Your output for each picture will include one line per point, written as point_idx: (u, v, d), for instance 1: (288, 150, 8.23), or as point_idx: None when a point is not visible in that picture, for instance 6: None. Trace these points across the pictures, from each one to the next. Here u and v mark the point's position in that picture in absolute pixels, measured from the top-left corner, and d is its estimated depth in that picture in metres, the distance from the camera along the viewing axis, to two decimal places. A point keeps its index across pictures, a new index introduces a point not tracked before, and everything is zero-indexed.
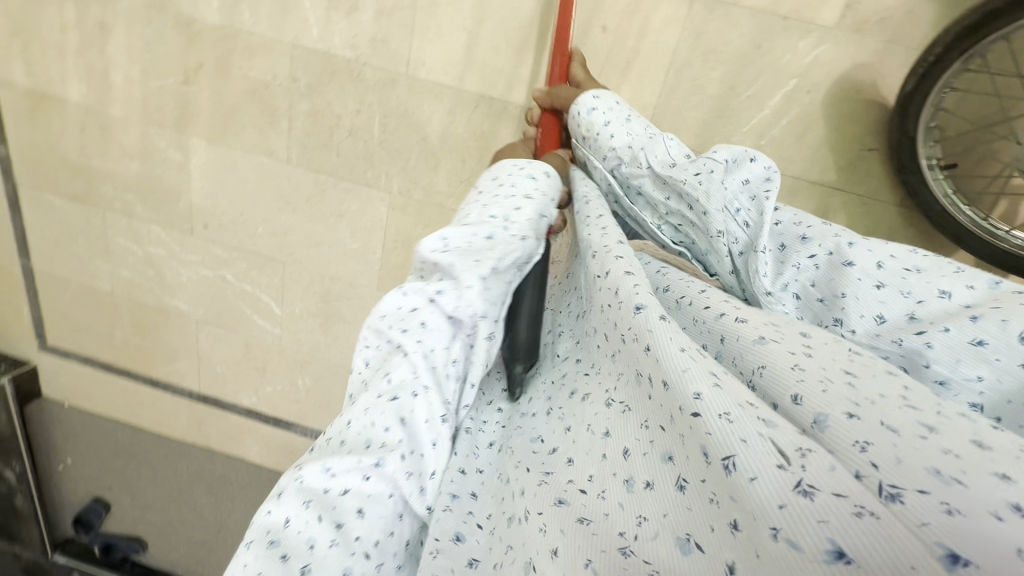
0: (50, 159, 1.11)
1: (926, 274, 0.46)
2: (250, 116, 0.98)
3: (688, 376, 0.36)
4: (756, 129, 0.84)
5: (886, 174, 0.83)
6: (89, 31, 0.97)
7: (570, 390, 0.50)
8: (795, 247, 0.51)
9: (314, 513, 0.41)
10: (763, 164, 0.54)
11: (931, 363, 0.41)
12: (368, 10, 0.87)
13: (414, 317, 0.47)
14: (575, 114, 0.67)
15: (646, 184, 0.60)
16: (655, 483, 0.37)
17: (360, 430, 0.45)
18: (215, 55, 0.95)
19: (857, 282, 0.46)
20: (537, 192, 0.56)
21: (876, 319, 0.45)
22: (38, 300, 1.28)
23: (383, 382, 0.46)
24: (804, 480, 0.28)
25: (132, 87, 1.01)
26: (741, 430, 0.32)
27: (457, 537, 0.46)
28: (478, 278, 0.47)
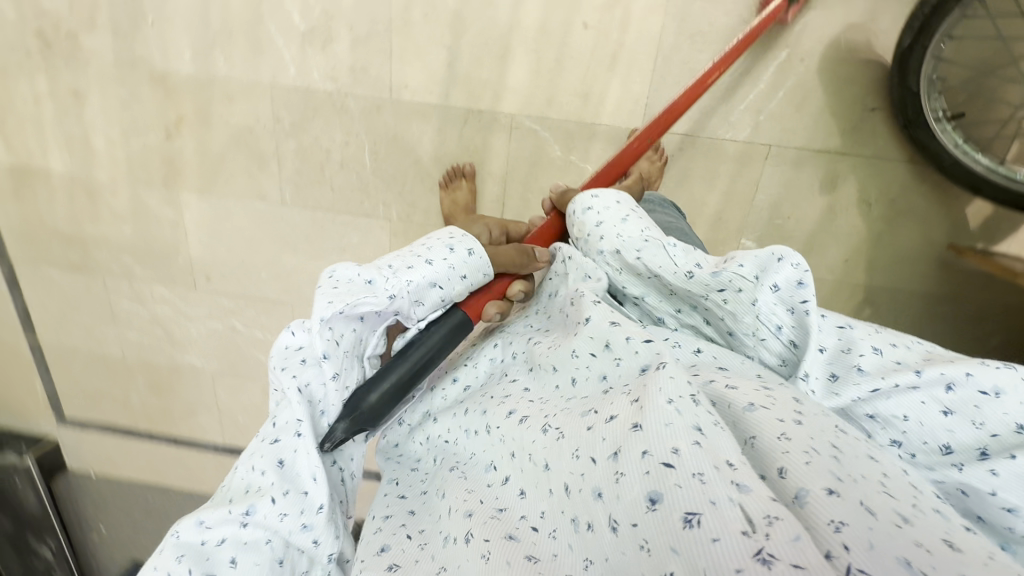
0: (41, 232, 1.09)
1: (1006, 399, 0.40)
2: (238, 163, 0.97)
3: (667, 431, 0.38)
4: (753, 105, 0.82)
5: (893, 132, 0.81)
6: (64, 99, 0.96)
7: (510, 409, 0.53)
8: (850, 377, 0.45)
9: (188, 565, 0.46)
10: (797, 264, 0.46)
11: (997, 490, 0.39)
12: (343, 40, 0.85)
13: (296, 355, 0.52)
14: (571, 211, 0.68)
15: (650, 296, 0.59)
16: (594, 525, 0.40)
17: (244, 476, 0.50)
18: (194, 106, 0.93)
19: (922, 406, 0.42)
20: (437, 256, 0.59)
21: (941, 450, 0.42)
22: (50, 374, 1.27)
23: (269, 427, 0.51)
24: (766, 550, 0.30)
25: (114, 148, 0.99)
26: (712, 491, 0.33)
27: (382, 549, 0.50)
28: (320, 319, 0.50)
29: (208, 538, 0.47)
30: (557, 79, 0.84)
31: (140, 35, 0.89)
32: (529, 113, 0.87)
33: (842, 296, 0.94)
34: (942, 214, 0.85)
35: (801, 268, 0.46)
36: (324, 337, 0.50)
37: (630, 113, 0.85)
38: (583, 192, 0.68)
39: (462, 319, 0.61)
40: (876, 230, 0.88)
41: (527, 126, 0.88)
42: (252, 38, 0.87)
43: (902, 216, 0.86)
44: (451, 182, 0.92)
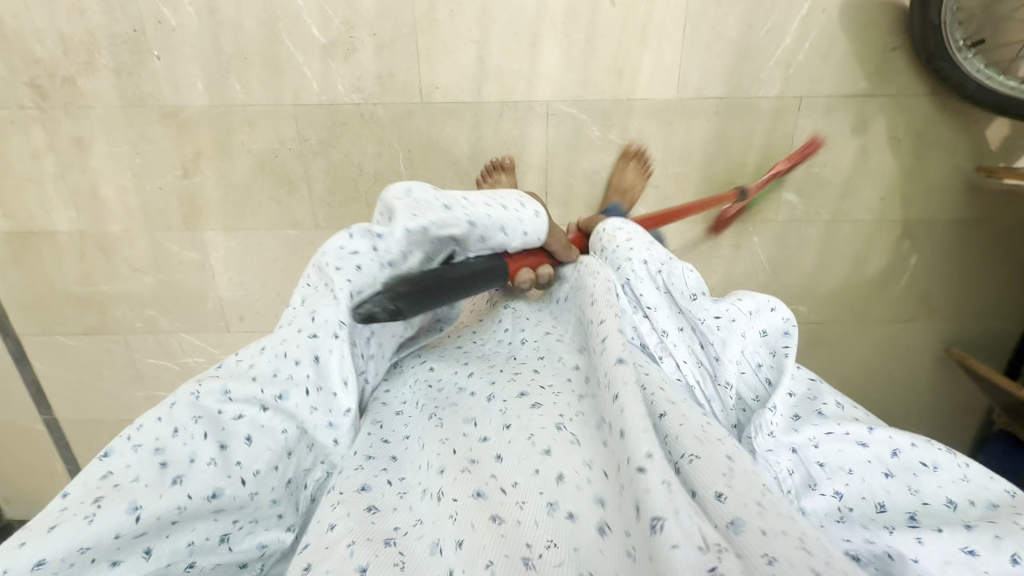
0: (50, 299, 1.02)
1: (941, 475, 0.45)
2: (266, 192, 0.93)
3: (644, 436, 0.37)
4: (782, 59, 0.84)
5: (912, 69, 0.85)
6: (66, 150, 0.90)
7: (522, 390, 0.49)
8: (810, 418, 0.50)
9: (202, 430, 0.43)
10: (785, 319, 0.53)
11: (919, 557, 0.37)
12: (367, 48, 0.83)
13: (352, 258, 0.47)
14: (599, 229, 0.63)
15: (657, 310, 0.54)
16: (577, 516, 0.38)
17: (269, 360, 0.46)
18: (213, 138, 0.89)
19: (867, 464, 0.46)
20: (509, 203, 0.55)
21: (876, 506, 0.44)
22: (73, 452, 1.17)
23: (306, 318, 0.46)
24: (718, 570, 0.30)
25: (127, 195, 0.93)
26: (677, 501, 0.33)
27: (362, 487, 0.43)
28: (403, 229, 0.48)
29: (225, 410, 0.44)
30: (590, 59, 0.84)
31: (146, 70, 0.84)
32: (565, 98, 0.86)
33: (881, 234, 0.97)
34: (966, 140, 0.89)
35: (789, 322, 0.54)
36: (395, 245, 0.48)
37: (665, 84, 0.86)
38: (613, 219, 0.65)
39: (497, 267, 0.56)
40: (907, 164, 0.91)
41: (563, 111, 0.87)
42: (270, 58, 0.84)
43: (930, 146, 0.90)
44: (491, 173, 0.89)
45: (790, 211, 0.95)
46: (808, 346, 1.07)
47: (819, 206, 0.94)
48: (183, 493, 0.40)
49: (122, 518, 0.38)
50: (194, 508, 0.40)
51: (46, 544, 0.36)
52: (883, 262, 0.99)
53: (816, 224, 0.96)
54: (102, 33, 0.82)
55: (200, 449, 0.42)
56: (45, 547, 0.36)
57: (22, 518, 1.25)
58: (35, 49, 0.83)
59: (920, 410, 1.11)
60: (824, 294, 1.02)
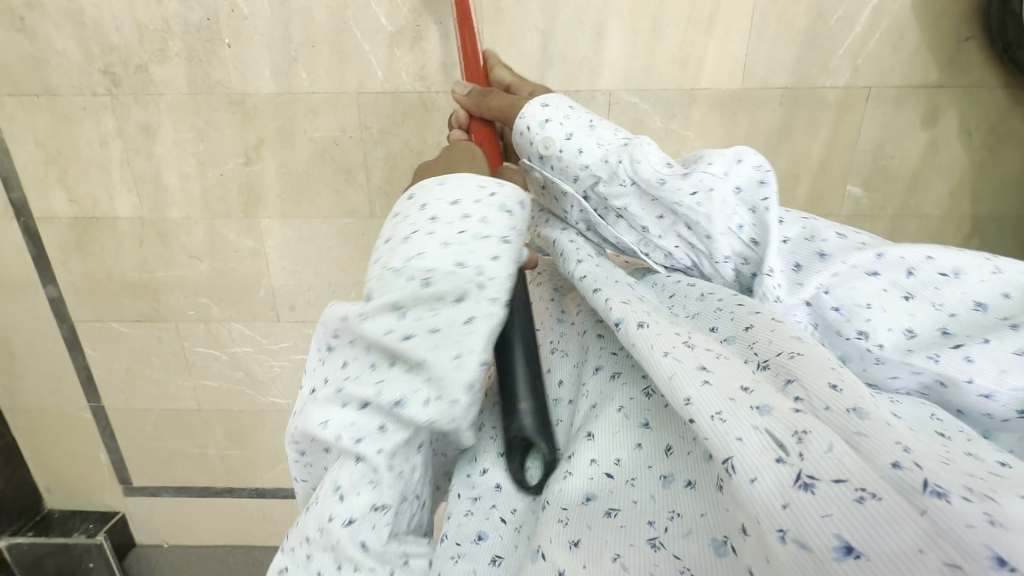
0: (107, 285, 1.03)
1: (965, 280, 0.44)
2: (325, 180, 0.94)
3: (676, 381, 0.35)
4: (851, 49, 0.83)
5: (987, 60, 0.83)
6: (133, 137, 0.92)
7: (596, 364, 0.48)
8: (812, 266, 0.46)
9: None
10: (757, 166, 0.48)
11: (973, 377, 0.40)
12: (433, 37, 0.84)
13: (368, 419, 0.38)
14: (519, 131, 0.56)
15: (632, 203, 0.52)
16: (696, 482, 0.37)
17: (322, 553, 0.38)
18: (276, 125, 0.90)
19: (885, 295, 0.44)
20: (515, 230, 0.43)
21: (905, 334, 0.43)
22: (116, 441, 1.18)
23: (334, 501, 0.38)
24: (804, 472, 0.27)
25: (189, 183, 0.95)
26: (736, 428, 0.30)
27: (478, 536, 0.41)
28: (463, 388, 0.38)
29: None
30: (655, 48, 0.84)
31: (217, 58, 0.86)
32: (627, 87, 0.86)
33: (949, 232, 0.94)
34: None
35: (761, 168, 0.48)
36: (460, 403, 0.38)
37: (730, 74, 0.85)
38: (533, 98, 0.57)
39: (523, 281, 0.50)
40: (980, 158, 0.89)
41: (626, 101, 0.87)
42: (337, 46, 0.85)
43: (1004, 141, 0.88)
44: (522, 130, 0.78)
45: (854, 206, 0.93)
46: None
47: (885, 200, 0.92)
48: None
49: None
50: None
51: None
52: None
53: (881, 220, 0.94)
54: (177, 21, 0.84)
55: None
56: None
57: (63, 508, 1.26)
58: (112, 37, 0.86)
59: None
60: None
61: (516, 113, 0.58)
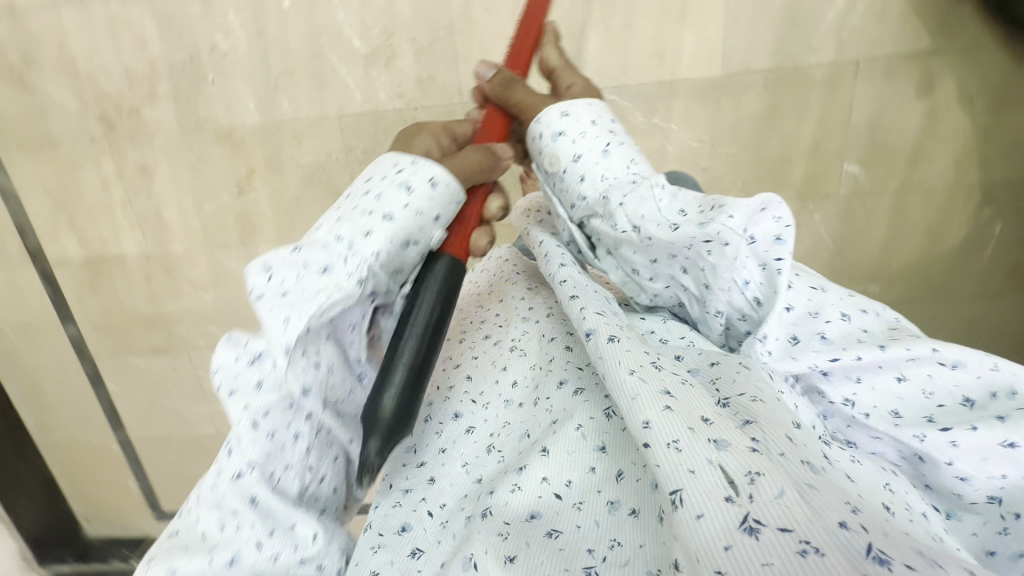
0: (121, 320, 1.07)
1: (960, 373, 0.43)
2: (315, 203, 0.95)
3: (637, 404, 0.37)
4: (834, 24, 0.80)
5: (982, 21, 0.79)
6: (132, 177, 0.95)
7: (561, 379, 0.49)
8: (811, 343, 0.44)
9: None
10: (779, 218, 0.42)
11: (953, 461, 0.40)
12: (407, 54, 0.85)
13: (247, 373, 0.42)
14: (533, 133, 0.56)
15: (624, 245, 0.51)
16: (639, 511, 0.38)
17: (208, 512, 0.40)
18: (264, 155, 0.92)
19: (879, 370, 0.43)
20: (404, 208, 0.46)
21: (891, 414, 0.43)
22: (144, 469, 1.22)
23: (224, 455, 0.42)
24: (750, 514, 0.30)
25: (188, 217, 0.98)
26: (690, 460, 0.32)
27: (402, 528, 0.42)
28: (288, 344, 0.41)
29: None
30: (629, 42, 0.82)
31: (203, 95, 0.89)
32: (604, 85, 0.85)
33: (958, 203, 0.90)
34: None
35: (784, 224, 0.43)
36: (291, 366, 0.42)
37: (709, 61, 0.83)
38: (557, 103, 0.55)
39: (453, 265, 0.49)
40: (984, 124, 0.85)
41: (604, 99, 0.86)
42: (316, 73, 0.87)
43: (1008, 103, 0.84)
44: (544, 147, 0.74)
45: (853, 184, 0.89)
46: None
47: (886, 176, 0.89)
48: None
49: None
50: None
51: None
52: (962, 233, 0.91)
53: (883, 197, 0.90)
54: (162, 63, 0.87)
55: None
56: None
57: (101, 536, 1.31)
58: (104, 84, 0.89)
59: None
60: (898, 271, 0.95)
61: (536, 110, 0.57)
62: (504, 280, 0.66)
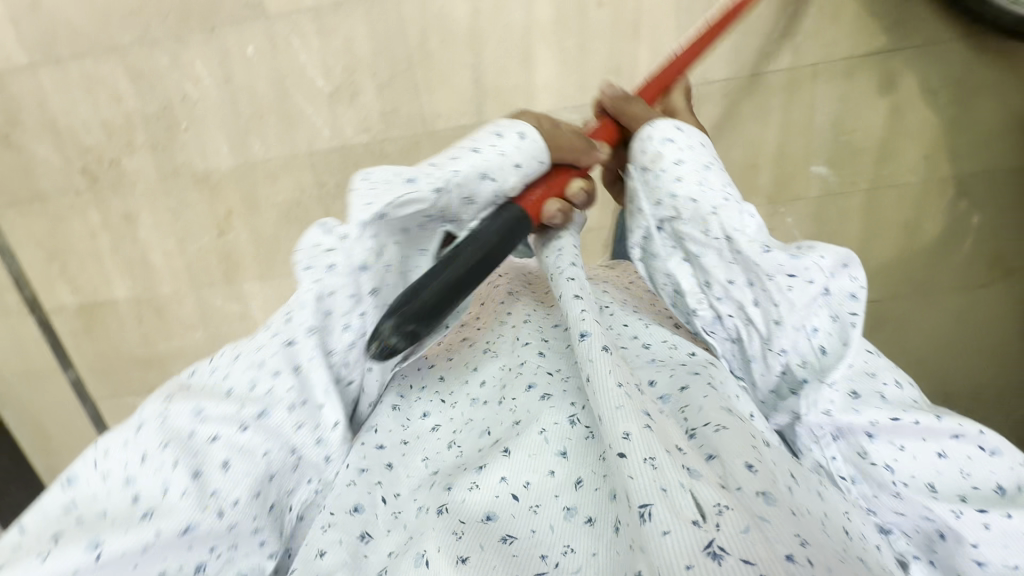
0: (118, 362, 1.10)
1: (997, 460, 0.47)
2: (294, 239, 0.97)
3: (619, 415, 0.40)
4: (787, 29, 0.80)
5: (938, 15, 0.79)
6: (117, 225, 0.99)
7: (529, 381, 0.51)
8: (868, 402, 0.48)
9: (170, 458, 0.41)
10: (852, 279, 0.50)
11: (978, 543, 0.44)
12: (369, 89, 0.87)
13: (323, 257, 0.47)
14: (642, 136, 0.59)
15: (706, 254, 0.55)
16: (595, 519, 0.40)
17: (248, 372, 0.46)
18: (241, 195, 0.95)
19: (924, 447, 0.47)
20: (493, 150, 0.53)
21: (927, 487, 0.47)
22: None
23: (283, 323, 0.47)
24: (715, 540, 0.32)
25: (173, 259, 1.01)
26: (663, 478, 0.36)
27: (354, 508, 0.44)
28: (359, 227, 0.46)
29: (198, 431, 0.43)
30: (584, 62, 0.83)
31: (178, 142, 0.92)
32: (565, 105, 0.86)
33: (932, 196, 0.88)
34: (1016, 79, 0.81)
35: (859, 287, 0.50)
36: (362, 243, 0.47)
37: None
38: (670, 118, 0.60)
39: (522, 216, 0.54)
40: (950, 115, 0.84)
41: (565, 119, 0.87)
42: (283, 113, 0.89)
43: (974, 94, 0.82)
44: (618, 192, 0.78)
45: (823, 185, 0.89)
46: (872, 325, 0.98)
47: (855, 176, 0.88)
48: (152, 530, 0.38)
49: (83, 557, 0.37)
50: (177, 542, 0.39)
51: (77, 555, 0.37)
52: (940, 226, 0.90)
53: (855, 196, 0.89)
54: (137, 115, 0.91)
55: (170, 480, 0.40)
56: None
57: None
58: (84, 139, 0.93)
59: (1008, 384, 1.00)
60: (878, 268, 0.94)
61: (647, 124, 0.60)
62: (486, 284, 0.68)
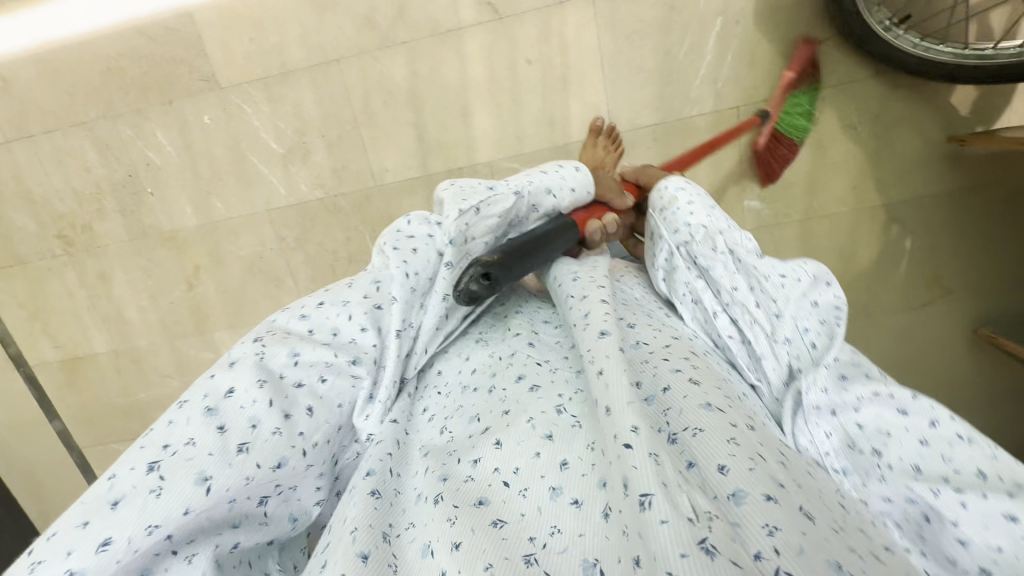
0: (101, 412, 1.15)
1: (974, 447, 0.39)
2: (259, 289, 1.02)
3: (629, 409, 0.36)
4: (708, 75, 0.85)
5: (848, 56, 0.83)
6: (93, 284, 1.04)
7: (519, 372, 0.47)
8: (854, 378, 0.44)
9: (265, 395, 0.40)
10: (836, 295, 0.48)
11: (957, 520, 0.36)
12: (320, 148, 0.92)
13: (409, 242, 0.51)
14: (656, 192, 0.58)
15: (714, 267, 0.51)
16: (583, 502, 0.35)
17: (329, 322, 0.46)
18: (206, 251, 1.00)
19: (904, 431, 0.40)
20: (554, 171, 0.59)
21: (911, 470, 0.39)
22: None
23: (371, 286, 0.48)
24: (708, 539, 0.29)
25: (146, 313, 1.06)
26: (664, 474, 0.32)
27: (371, 492, 0.39)
28: (456, 210, 0.51)
29: (288, 373, 0.42)
30: (520, 116, 0.88)
31: (144, 205, 0.98)
32: (505, 156, 0.90)
33: (864, 223, 0.92)
34: (930, 111, 0.85)
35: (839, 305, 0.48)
36: (455, 225, 0.51)
37: None
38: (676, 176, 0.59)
39: (568, 224, 0.58)
40: (872, 147, 0.87)
41: (507, 167, 0.91)
42: (240, 174, 0.94)
43: (893, 127, 0.86)
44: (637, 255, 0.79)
45: (757, 219, 0.92)
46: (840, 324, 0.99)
47: (787, 209, 0.92)
48: (245, 458, 0.37)
49: (192, 492, 0.34)
50: (259, 481, 0.37)
51: (111, 520, 0.32)
52: (875, 250, 0.93)
53: (789, 227, 0.92)
54: (106, 183, 0.96)
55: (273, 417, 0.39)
56: (108, 528, 0.32)
57: None
58: (58, 206, 0.99)
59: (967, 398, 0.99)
60: None
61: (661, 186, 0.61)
62: None
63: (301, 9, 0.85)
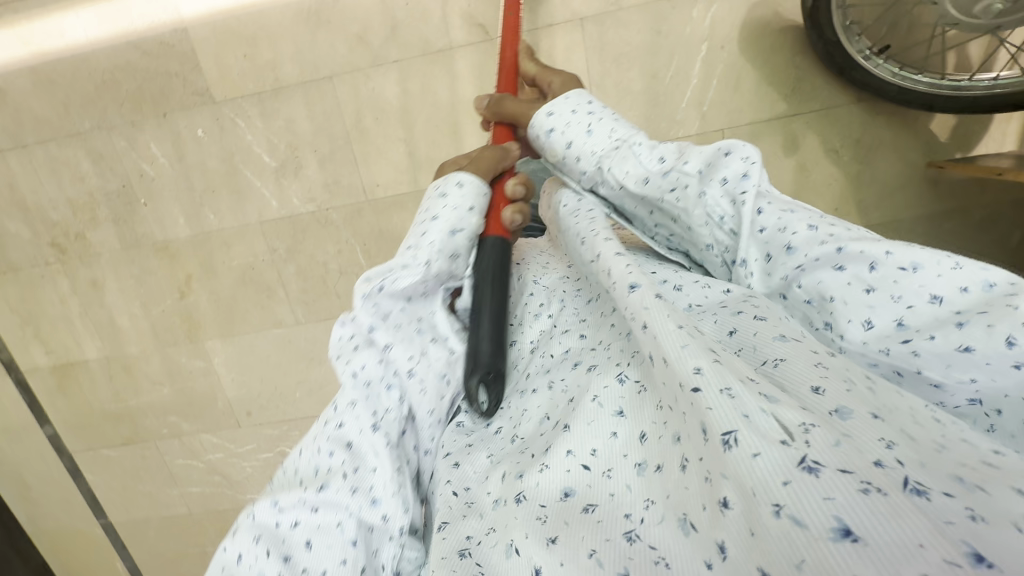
0: (92, 417, 1.16)
1: (924, 273, 0.35)
2: (250, 298, 1.03)
3: (687, 351, 0.32)
4: (693, 99, 0.86)
5: (831, 83, 0.85)
6: (85, 292, 1.05)
7: (575, 361, 0.45)
8: (780, 257, 0.40)
9: (264, 547, 0.37)
10: (744, 160, 0.41)
11: (921, 368, 0.34)
12: (312, 163, 0.93)
13: (347, 347, 0.45)
14: (535, 138, 0.57)
15: (626, 202, 0.51)
16: (664, 465, 0.33)
17: (309, 457, 0.41)
18: (198, 260, 1.01)
19: (843, 287, 0.37)
20: (449, 208, 0.53)
21: (863, 325, 0.36)
22: (129, 550, 1.26)
23: (331, 410, 0.43)
24: (810, 458, 0.25)
25: (138, 320, 1.07)
26: (744, 405, 0.28)
27: (444, 523, 0.39)
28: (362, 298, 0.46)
29: (282, 518, 0.38)
30: None
31: (138, 216, 0.99)
32: None
33: None
34: (911, 136, 0.87)
35: (750, 162, 0.41)
36: (367, 315, 0.46)
37: None
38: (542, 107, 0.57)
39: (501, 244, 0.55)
40: (854, 171, 0.89)
41: None
42: (233, 187, 0.96)
43: (874, 150, 0.88)
44: None
45: None
46: None
47: None
48: None
49: None
50: None
51: None
52: None
53: None
54: (99, 192, 0.97)
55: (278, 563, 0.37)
56: None
57: None
58: (51, 215, 0.99)
59: None
60: None
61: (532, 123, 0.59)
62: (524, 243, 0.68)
63: (295, 29, 0.87)
